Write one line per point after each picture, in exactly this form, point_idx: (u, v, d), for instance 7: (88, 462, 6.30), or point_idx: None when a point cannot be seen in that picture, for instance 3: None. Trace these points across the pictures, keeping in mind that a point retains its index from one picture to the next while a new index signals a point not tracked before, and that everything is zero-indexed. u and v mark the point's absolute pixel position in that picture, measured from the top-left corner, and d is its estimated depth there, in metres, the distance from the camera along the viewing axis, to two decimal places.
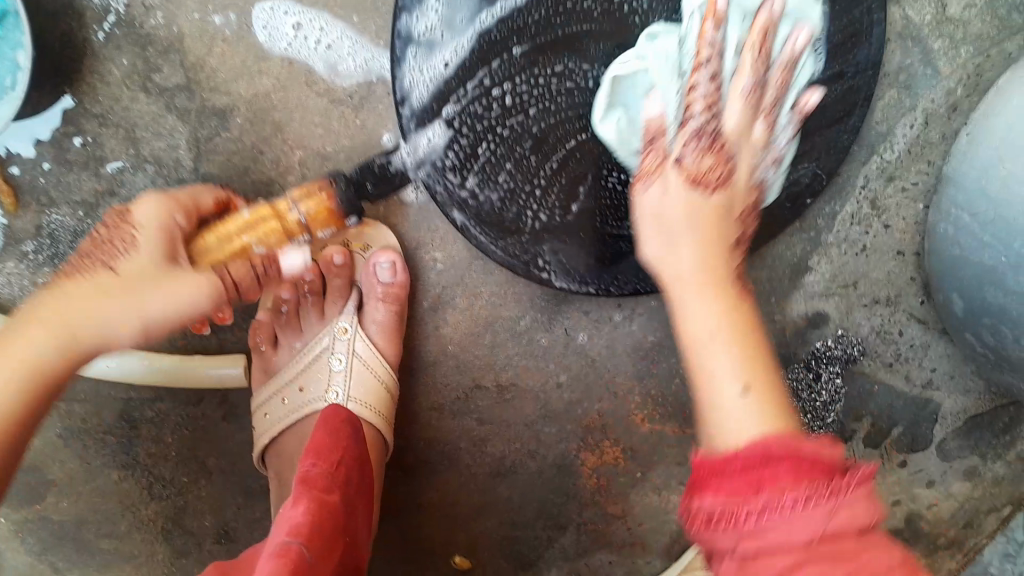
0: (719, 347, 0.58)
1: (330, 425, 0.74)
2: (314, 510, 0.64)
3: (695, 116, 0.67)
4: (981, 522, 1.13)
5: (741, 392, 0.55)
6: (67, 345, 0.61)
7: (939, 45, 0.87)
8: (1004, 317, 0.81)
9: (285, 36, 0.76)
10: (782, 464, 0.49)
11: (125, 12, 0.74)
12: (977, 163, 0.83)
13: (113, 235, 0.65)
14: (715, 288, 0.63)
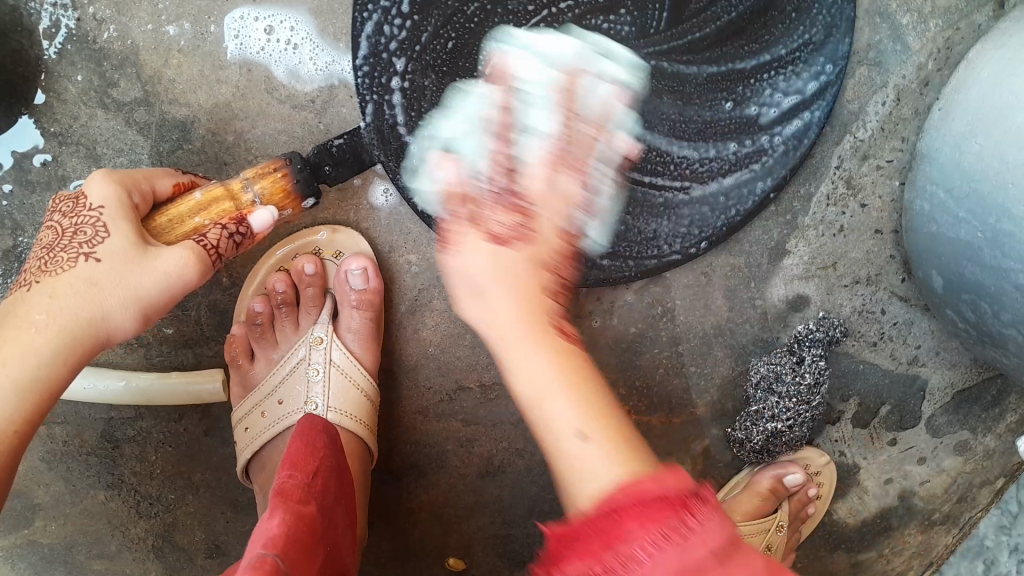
0: (557, 391, 0.60)
1: (306, 435, 0.74)
2: (288, 521, 0.63)
3: (491, 205, 0.66)
4: (975, 495, 1.13)
5: (581, 439, 0.58)
6: (69, 337, 0.62)
7: (907, 20, 0.87)
8: (983, 291, 0.80)
9: (256, 42, 0.75)
10: (629, 520, 0.52)
11: (76, 27, 0.73)
12: (949, 138, 0.82)
13: (80, 224, 0.64)
14: (537, 342, 0.62)
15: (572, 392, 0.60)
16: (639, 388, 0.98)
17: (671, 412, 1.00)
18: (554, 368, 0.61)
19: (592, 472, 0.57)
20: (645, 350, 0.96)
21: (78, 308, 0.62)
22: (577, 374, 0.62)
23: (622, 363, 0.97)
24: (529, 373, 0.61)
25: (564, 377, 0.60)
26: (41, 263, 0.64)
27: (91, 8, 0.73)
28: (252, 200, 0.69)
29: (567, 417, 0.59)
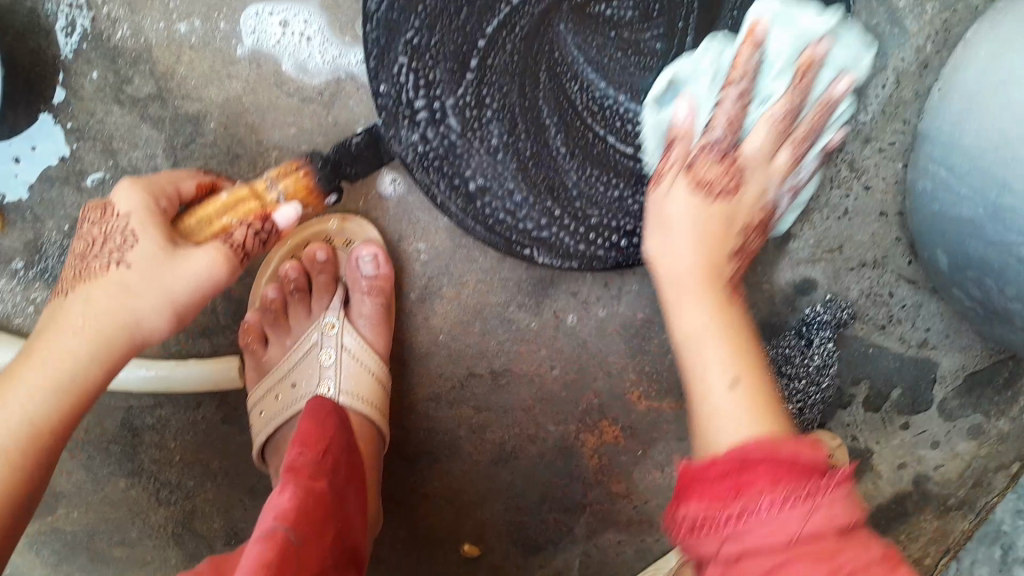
0: (710, 341, 0.62)
1: (317, 416, 0.77)
2: (298, 495, 0.67)
3: (716, 134, 0.71)
4: (991, 480, 1.13)
5: (729, 385, 0.58)
6: (103, 339, 0.62)
7: (904, 3, 0.88)
8: (987, 267, 0.81)
9: (271, 36, 0.77)
10: (760, 467, 0.49)
11: (91, 26, 0.76)
12: (947, 117, 0.83)
13: (107, 230, 0.64)
14: (700, 299, 0.66)
15: (725, 344, 0.62)
16: (649, 373, 0.99)
17: (681, 398, 1.00)
18: (716, 318, 0.64)
19: (725, 430, 0.55)
20: (653, 336, 0.97)
21: (109, 317, 0.62)
22: (737, 333, 0.63)
23: (633, 349, 0.97)
24: (698, 355, 0.62)
25: (721, 331, 0.63)
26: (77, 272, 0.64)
27: (105, 7, 0.76)
28: (278, 199, 0.71)
29: (727, 394, 0.58)
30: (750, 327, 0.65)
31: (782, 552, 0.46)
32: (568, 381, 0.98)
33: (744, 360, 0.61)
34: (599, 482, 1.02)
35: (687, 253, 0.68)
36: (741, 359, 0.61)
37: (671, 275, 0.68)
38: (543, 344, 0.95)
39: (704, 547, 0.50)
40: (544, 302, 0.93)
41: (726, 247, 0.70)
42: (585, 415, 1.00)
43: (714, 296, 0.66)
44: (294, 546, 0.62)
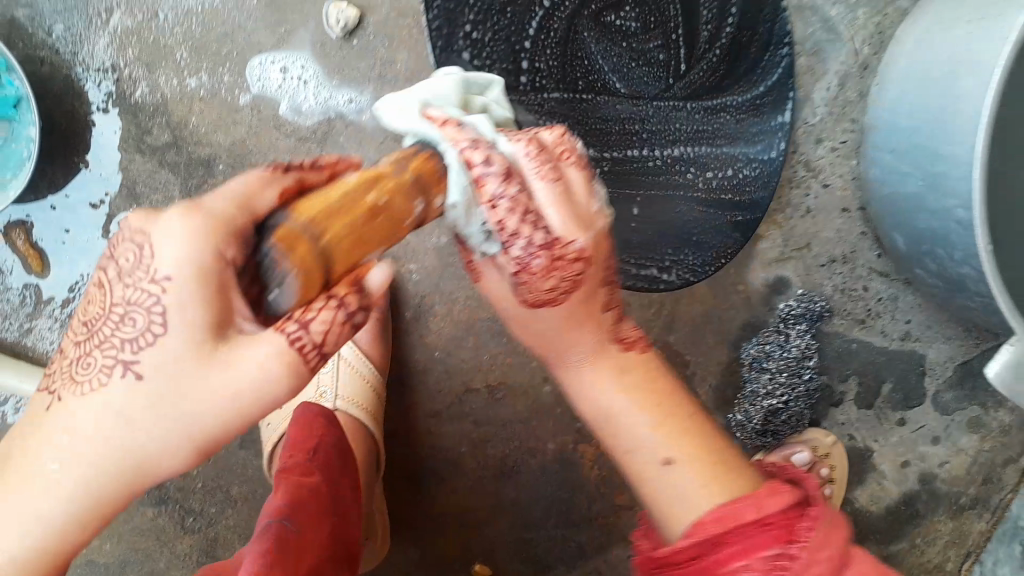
0: (637, 419, 0.66)
1: (306, 421, 0.82)
2: (292, 492, 0.72)
3: (487, 210, 0.56)
4: (1000, 475, 1.13)
5: (664, 460, 0.64)
6: (127, 479, 0.48)
7: (836, 12, 0.97)
8: (936, 239, 0.86)
9: (274, 81, 0.89)
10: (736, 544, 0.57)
11: (116, 87, 0.88)
12: (885, 107, 0.91)
13: (106, 316, 0.49)
14: (595, 364, 0.68)
15: (651, 425, 0.66)
16: None
17: None
18: (629, 392, 0.67)
19: (677, 498, 0.63)
20: (638, 342, 1.03)
21: (110, 435, 0.47)
22: (655, 402, 0.67)
23: None
24: (636, 436, 0.65)
25: (643, 408, 0.66)
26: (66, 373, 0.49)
27: (127, 69, 0.88)
28: (419, 205, 0.52)
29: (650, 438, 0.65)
30: (667, 377, 0.70)
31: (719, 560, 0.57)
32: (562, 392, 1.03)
33: (687, 442, 0.65)
34: (602, 493, 1.05)
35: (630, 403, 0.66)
36: (716, 464, 0.64)
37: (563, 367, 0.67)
38: (533, 356, 1.01)
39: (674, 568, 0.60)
40: None
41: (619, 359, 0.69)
42: (582, 425, 1.04)
43: (657, 402, 0.67)
44: (293, 533, 0.66)
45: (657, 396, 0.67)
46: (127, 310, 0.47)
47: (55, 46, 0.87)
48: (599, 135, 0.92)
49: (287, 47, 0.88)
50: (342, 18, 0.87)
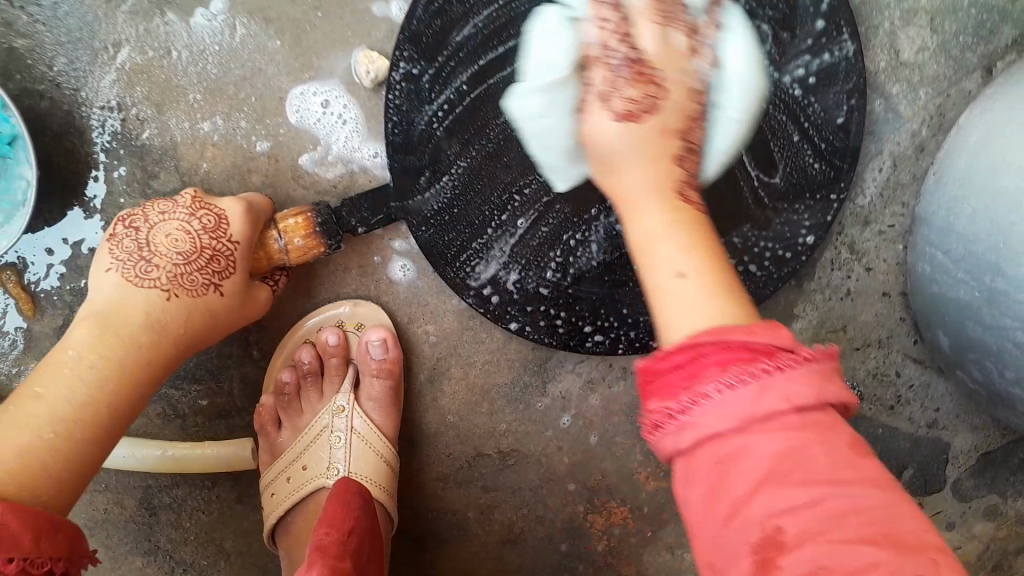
0: (666, 233, 0.58)
1: (340, 498, 0.78)
2: (325, 573, 0.65)
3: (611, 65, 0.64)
4: (1011, 563, 1.08)
5: (678, 274, 0.54)
6: (121, 375, 0.69)
7: (897, 90, 0.91)
8: (986, 351, 0.82)
9: (315, 114, 0.83)
10: (714, 365, 0.47)
11: (121, 127, 0.82)
12: (944, 200, 0.86)
13: (134, 261, 0.72)
14: (670, 209, 0.59)
15: (683, 236, 0.57)
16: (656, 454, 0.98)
17: None
18: (657, 163, 0.62)
19: (679, 308, 0.53)
20: None
21: (95, 381, 0.67)
22: (700, 235, 0.58)
23: (638, 429, 0.97)
24: (655, 257, 0.57)
25: (678, 231, 0.58)
26: (132, 268, 0.72)
27: (134, 109, 0.81)
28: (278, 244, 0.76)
29: (637, 185, 0.61)
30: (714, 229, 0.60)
31: (734, 437, 0.46)
32: (576, 461, 0.98)
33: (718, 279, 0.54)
34: (607, 563, 1.00)
35: (627, 147, 0.61)
36: (708, 278, 0.54)
37: (643, 238, 0.59)
38: (548, 424, 0.96)
39: (665, 441, 0.48)
40: (550, 381, 0.95)
41: (671, 151, 0.63)
42: (594, 495, 0.98)
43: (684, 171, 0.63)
44: None
45: (690, 224, 0.60)
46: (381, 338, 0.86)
47: (56, 80, 0.80)
48: (546, 243, 0.85)
49: (332, 78, 0.82)
50: (371, 68, 0.81)
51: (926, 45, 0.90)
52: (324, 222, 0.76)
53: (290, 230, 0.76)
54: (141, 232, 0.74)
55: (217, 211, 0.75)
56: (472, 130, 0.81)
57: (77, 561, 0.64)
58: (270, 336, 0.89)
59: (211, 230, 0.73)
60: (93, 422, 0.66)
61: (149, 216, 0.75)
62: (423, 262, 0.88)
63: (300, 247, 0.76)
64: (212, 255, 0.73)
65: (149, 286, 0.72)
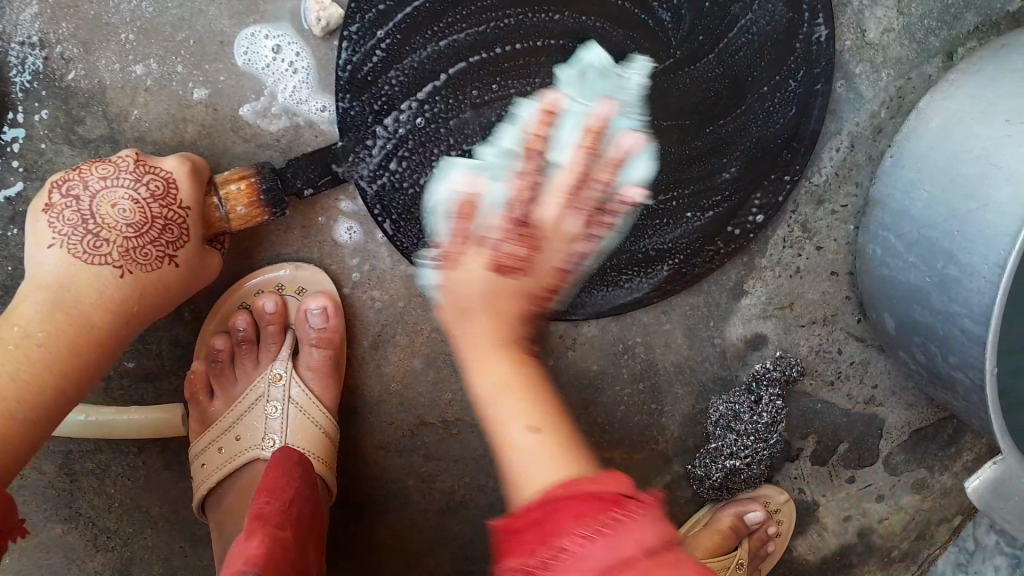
0: (512, 404, 0.56)
1: (283, 464, 0.77)
2: (266, 544, 0.65)
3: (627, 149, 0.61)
4: (932, 533, 1.12)
5: (529, 428, 0.55)
6: (68, 364, 0.65)
7: (860, 70, 0.90)
8: (933, 337, 0.83)
9: (263, 59, 0.77)
10: (564, 512, 0.49)
11: (42, 66, 0.75)
12: (899, 184, 0.85)
13: (77, 233, 0.68)
14: (502, 350, 0.57)
15: (530, 404, 0.56)
16: None
17: None
18: (512, 379, 0.57)
19: (526, 461, 0.54)
20: None
21: (36, 365, 0.63)
22: (529, 385, 0.57)
23: None
24: (503, 414, 0.56)
25: (521, 398, 0.56)
26: (80, 243, 0.67)
27: (57, 46, 0.75)
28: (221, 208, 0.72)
29: (481, 319, 0.57)
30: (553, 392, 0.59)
31: None
32: None
33: (548, 426, 0.56)
34: None
35: (500, 360, 0.57)
36: (553, 457, 0.53)
37: (483, 391, 0.57)
38: None
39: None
40: None
41: (539, 295, 0.58)
42: None
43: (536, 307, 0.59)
44: None
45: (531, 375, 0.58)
46: (319, 305, 0.82)
47: None
48: None
49: (283, 23, 0.76)
50: (323, 15, 0.76)
51: (892, 26, 0.89)
52: (270, 188, 0.73)
53: (233, 194, 0.72)
54: (82, 199, 0.68)
55: (164, 174, 0.69)
56: (418, 92, 0.77)
57: (7, 534, 0.61)
58: (204, 298, 0.84)
59: (160, 197, 0.69)
60: (38, 411, 0.64)
61: (90, 182, 0.69)
62: (370, 225, 0.84)
63: (241, 215, 0.73)
64: (165, 224, 0.69)
65: (101, 263, 0.67)
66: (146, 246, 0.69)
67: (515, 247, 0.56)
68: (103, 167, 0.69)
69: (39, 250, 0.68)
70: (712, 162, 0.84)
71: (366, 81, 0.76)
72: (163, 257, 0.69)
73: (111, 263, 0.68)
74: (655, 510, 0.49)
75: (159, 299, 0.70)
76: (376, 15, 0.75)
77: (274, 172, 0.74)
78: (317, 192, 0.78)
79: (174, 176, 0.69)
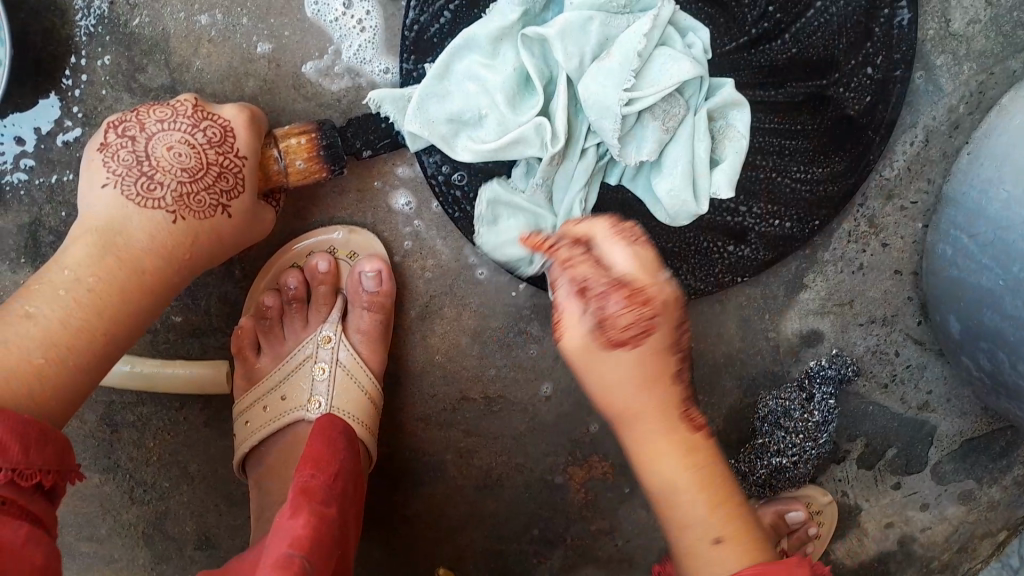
0: (686, 492, 0.60)
1: (325, 435, 0.74)
2: (312, 523, 0.62)
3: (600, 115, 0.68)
4: (975, 546, 1.08)
5: (714, 539, 0.59)
6: (117, 312, 0.63)
7: (942, 60, 0.86)
8: (1001, 343, 0.80)
9: (333, 13, 0.75)
10: (782, 567, 0.58)
11: (108, 11, 0.74)
12: (976, 182, 0.82)
13: (130, 174, 0.66)
14: (680, 454, 0.60)
15: (700, 488, 0.59)
16: None
17: None
18: (708, 506, 0.60)
19: (712, 573, 0.59)
20: None
21: (82, 308, 0.61)
22: (701, 464, 0.60)
23: None
24: (677, 489, 0.60)
25: (667, 428, 0.60)
26: (133, 185, 0.66)
27: None
28: (280, 162, 0.71)
29: (661, 437, 0.60)
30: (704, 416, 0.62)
31: None
32: (562, 413, 0.94)
33: (719, 504, 0.60)
34: (582, 516, 0.97)
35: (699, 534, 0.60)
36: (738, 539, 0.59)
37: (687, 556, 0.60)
38: (537, 373, 0.92)
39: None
40: (546, 330, 0.91)
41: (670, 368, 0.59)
42: (576, 448, 0.95)
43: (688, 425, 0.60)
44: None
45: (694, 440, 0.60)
46: (374, 269, 0.80)
47: None
48: None
49: None
50: None
51: (979, 16, 0.85)
52: (330, 144, 0.71)
53: (293, 148, 0.70)
54: (137, 142, 0.67)
55: (221, 121, 0.69)
56: None
57: (67, 475, 0.58)
58: (255, 256, 0.83)
59: (216, 144, 0.68)
60: (87, 351, 0.61)
61: (146, 124, 0.68)
62: (426, 193, 0.83)
63: (300, 169, 0.71)
64: (220, 171, 0.67)
65: (152, 207, 0.66)
66: (198, 192, 0.67)
67: (632, 317, 0.56)
68: (159, 111, 0.68)
69: (91, 190, 0.66)
70: (791, 144, 0.81)
71: (429, 42, 0.75)
72: (215, 204, 0.67)
73: (164, 207, 0.66)
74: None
75: (206, 247, 0.68)
76: None
77: (333, 129, 0.73)
78: (375, 154, 0.77)
79: (230, 124, 0.69)
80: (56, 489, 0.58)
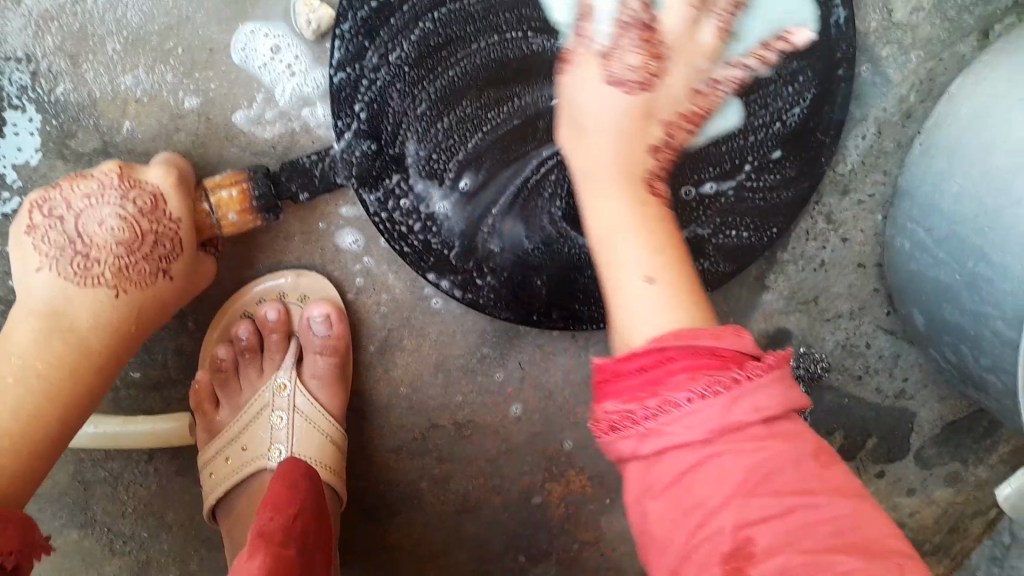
0: (624, 239, 0.57)
1: (287, 480, 0.75)
2: (268, 562, 0.62)
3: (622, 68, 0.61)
4: (966, 526, 1.08)
5: (646, 280, 0.54)
6: (63, 403, 0.64)
7: (887, 52, 0.84)
8: (964, 337, 0.79)
9: (261, 58, 0.74)
10: (679, 363, 0.48)
11: (29, 81, 0.73)
12: (929, 176, 0.80)
13: (64, 255, 0.66)
14: (620, 188, 0.60)
15: (648, 239, 0.57)
16: None
17: None
18: (658, 251, 0.56)
19: (643, 320, 0.53)
20: None
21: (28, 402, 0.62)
22: (668, 237, 0.58)
23: None
24: (626, 260, 0.56)
25: (643, 225, 0.58)
26: (70, 267, 0.66)
27: (44, 60, 0.73)
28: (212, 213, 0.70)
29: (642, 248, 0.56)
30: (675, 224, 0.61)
31: (702, 448, 0.46)
32: (534, 433, 0.93)
33: (665, 252, 0.56)
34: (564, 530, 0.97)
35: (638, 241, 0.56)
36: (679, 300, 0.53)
37: (624, 304, 0.55)
38: (504, 394, 0.91)
39: (624, 446, 0.48)
40: (509, 352, 0.90)
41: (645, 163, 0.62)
42: (551, 464, 0.95)
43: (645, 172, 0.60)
44: None
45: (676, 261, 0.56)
46: (323, 313, 0.80)
47: None
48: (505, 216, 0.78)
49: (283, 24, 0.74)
50: (313, 18, 0.73)
51: (922, 5, 0.83)
52: (263, 193, 0.70)
53: (224, 200, 0.70)
54: (66, 218, 0.66)
55: (150, 189, 0.67)
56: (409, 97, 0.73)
57: (34, 550, 0.58)
58: (207, 308, 0.83)
59: (148, 213, 0.67)
60: (37, 443, 0.62)
61: (73, 201, 0.67)
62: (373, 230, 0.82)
63: (235, 222, 0.71)
64: (157, 239, 0.67)
65: (93, 285, 0.66)
66: (135, 262, 0.67)
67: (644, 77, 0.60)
68: (79, 182, 0.67)
69: (27, 274, 0.66)
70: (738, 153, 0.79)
71: (356, 85, 0.73)
72: (155, 271, 0.68)
73: (106, 284, 0.66)
74: (775, 368, 0.48)
75: (154, 314, 0.69)
76: (364, 16, 0.72)
77: (265, 176, 0.71)
78: (313, 196, 0.77)
79: (156, 189, 0.68)
80: (22, 566, 0.57)
